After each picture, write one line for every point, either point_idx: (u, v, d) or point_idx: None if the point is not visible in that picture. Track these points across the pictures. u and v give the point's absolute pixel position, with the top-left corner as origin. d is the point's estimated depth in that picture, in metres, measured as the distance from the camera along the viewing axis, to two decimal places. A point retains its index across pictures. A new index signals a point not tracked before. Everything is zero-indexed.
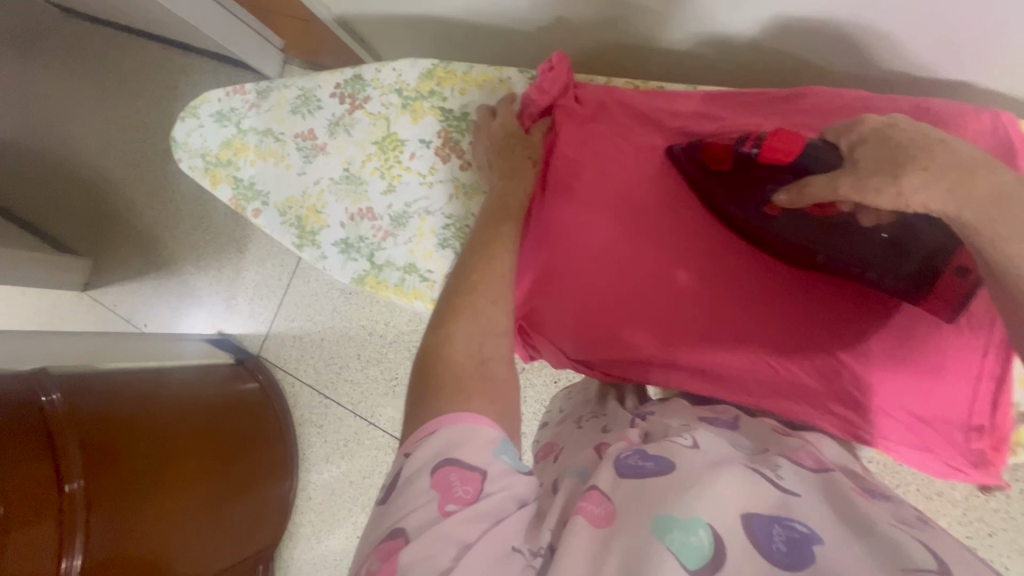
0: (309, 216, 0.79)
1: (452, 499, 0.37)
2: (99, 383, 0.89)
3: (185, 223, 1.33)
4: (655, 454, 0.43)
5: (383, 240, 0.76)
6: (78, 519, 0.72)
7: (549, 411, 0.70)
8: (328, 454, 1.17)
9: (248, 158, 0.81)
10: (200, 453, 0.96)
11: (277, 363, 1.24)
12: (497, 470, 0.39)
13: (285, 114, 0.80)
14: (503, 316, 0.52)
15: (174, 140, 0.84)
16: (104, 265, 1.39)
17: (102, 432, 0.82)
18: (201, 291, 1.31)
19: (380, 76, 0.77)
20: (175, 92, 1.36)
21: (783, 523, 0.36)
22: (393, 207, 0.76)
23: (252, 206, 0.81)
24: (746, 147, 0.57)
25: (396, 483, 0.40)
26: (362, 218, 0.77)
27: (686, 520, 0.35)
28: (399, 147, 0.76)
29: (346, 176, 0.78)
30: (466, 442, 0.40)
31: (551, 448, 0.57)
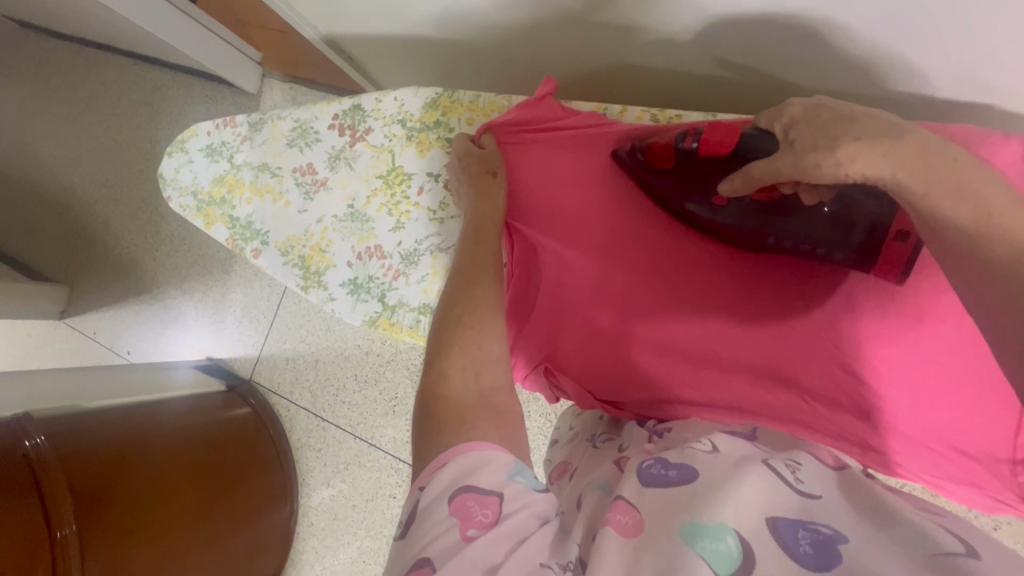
0: (313, 256, 0.76)
1: (473, 523, 0.34)
2: (82, 423, 0.84)
3: (167, 245, 1.28)
4: (679, 463, 0.40)
5: (394, 279, 0.73)
6: (73, 567, 0.68)
7: (559, 429, 0.65)
8: (329, 477, 1.15)
9: (243, 195, 0.78)
10: (193, 486, 0.93)
11: (271, 387, 1.20)
12: (515, 491, 0.36)
13: (281, 147, 0.77)
14: (497, 340, 0.48)
15: (162, 176, 0.81)
16: (82, 292, 1.33)
17: (91, 476, 0.78)
18: (187, 316, 1.27)
19: (380, 106, 0.73)
20: (149, 109, 1.31)
21: (808, 526, 0.32)
22: (403, 245, 0.73)
23: (251, 246, 0.78)
24: (687, 142, 0.56)
25: (412, 521, 0.36)
26: (371, 256, 0.74)
27: (711, 527, 0.31)
28: (406, 181, 0.73)
29: (350, 213, 0.75)
30: (482, 466, 0.36)
31: (565, 467, 0.53)
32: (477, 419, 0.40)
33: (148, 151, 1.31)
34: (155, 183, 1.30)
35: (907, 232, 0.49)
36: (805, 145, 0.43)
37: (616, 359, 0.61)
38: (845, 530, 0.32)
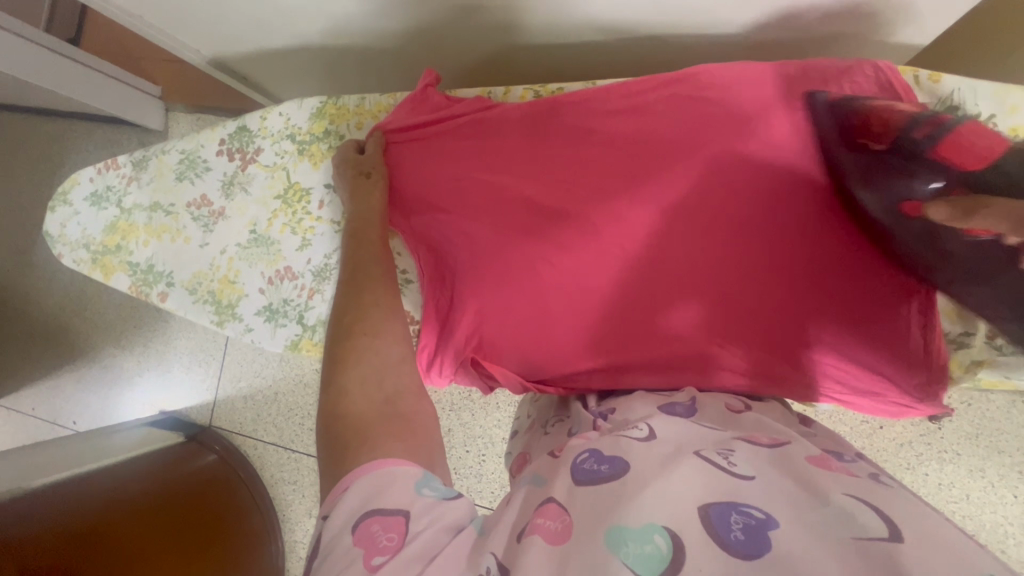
0: (223, 289, 0.73)
1: (378, 550, 0.34)
2: (29, 506, 0.79)
3: (96, 303, 1.21)
4: (611, 457, 0.41)
5: (309, 298, 0.70)
6: None
7: (518, 419, 0.67)
8: (309, 509, 1.12)
9: (139, 239, 0.75)
10: (166, 548, 0.89)
11: (232, 429, 1.16)
12: (422, 506, 0.36)
13: (170, 183, 0.74)
14: (395, 346, 0.51)
15: (48, 233, 0.76)
16: (13, 367, 1.25)
17: (51, 559, 0.73)
18: (131, 372, 1.21)
19: (267, 124, 0.72)
20: (50, 163, 1.23)
21: (741, 510, 0.34)
22: (313, 262, 0.71)
23: (156, 290, 0.74)
24: (919, 133, 0.52)
25: (318, 552, 0.36)
26: (282, 279, 0.71)
27: (640, 529, 0.33)
28: (305, 197, 0.71)
29: (254, 239, 0.72)
30: (390, 486, 0.37)
31: (524, 459, 0.54)
32: (377, 439, 0.41)
33: None
34: None
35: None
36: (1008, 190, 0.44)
37: (529, 342, 0.60)
38: (779, 516, 0.33)
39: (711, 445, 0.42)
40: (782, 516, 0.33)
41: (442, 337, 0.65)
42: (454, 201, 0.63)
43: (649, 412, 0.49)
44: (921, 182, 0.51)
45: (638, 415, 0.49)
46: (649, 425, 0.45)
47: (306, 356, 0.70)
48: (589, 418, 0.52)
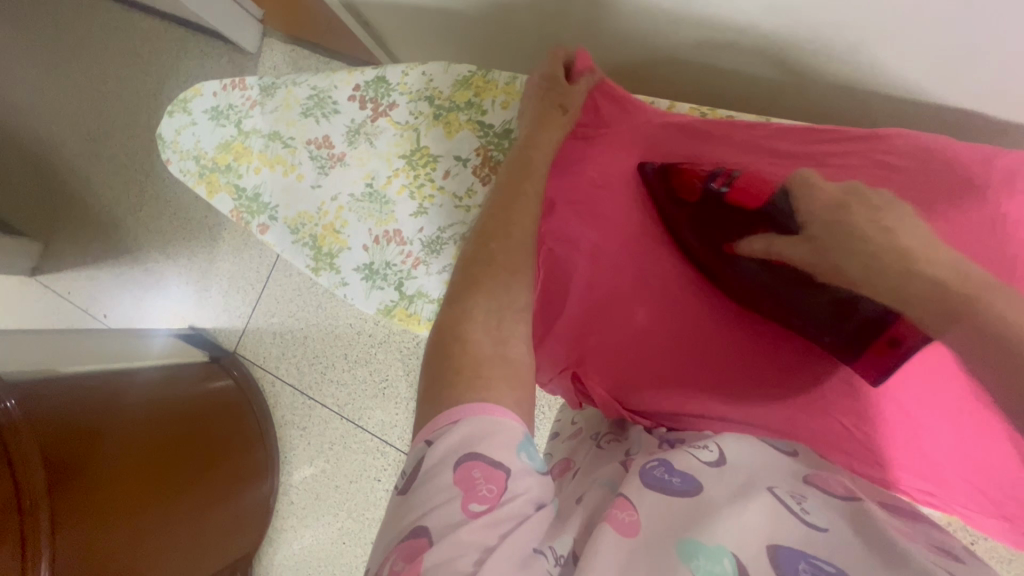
0: (326, 236, 0.72)
1: (475, 497, 0.35)
2: (59, 389, 0.81)
3: (150, 205, 1.22)
4: (682, 471, 0.42)
5: (412, 267, 0.71)
6: (42, 537, 0.66)
7: (558, 421, 0.66)
8: (311, 456, 1.12)
9: (251, 164, 0.74)
10: (175, 460, 0.90)
11: (255, 360, 1.17)
12: (522, 471, 0.37)
13: (295, 116, 0.73)
14: (523, 291, 0.46)
15: (162, 138, 0.76)
16: (57, 248, 1.26)
17: (62, 446, 0.74)
18: (170, 282, 1.21)
19: (407, 80, 0.70)
20: (136, 59, 1.23)
21: (812, 562, 0.34)
22: (424, 232, 0.71)
23: (257, 220, 0.74)
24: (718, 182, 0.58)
25: (415, 475, 0.37)
26: (388, 241, 0.71)
27: (713, 547, 0.33)
28: (431, 163, 0.70)
29: (368, 193, 0.72)
30: (494, 433, 0.37)
31: (568, 464, 0.52)
32: (492, 375, 0.40)
33: (135, 105, 1.23)
34: (139, 140, 1.23)
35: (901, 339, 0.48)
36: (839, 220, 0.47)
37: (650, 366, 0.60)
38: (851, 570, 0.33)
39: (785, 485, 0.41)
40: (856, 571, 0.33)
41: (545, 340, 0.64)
42: (589, 215, 0.65)
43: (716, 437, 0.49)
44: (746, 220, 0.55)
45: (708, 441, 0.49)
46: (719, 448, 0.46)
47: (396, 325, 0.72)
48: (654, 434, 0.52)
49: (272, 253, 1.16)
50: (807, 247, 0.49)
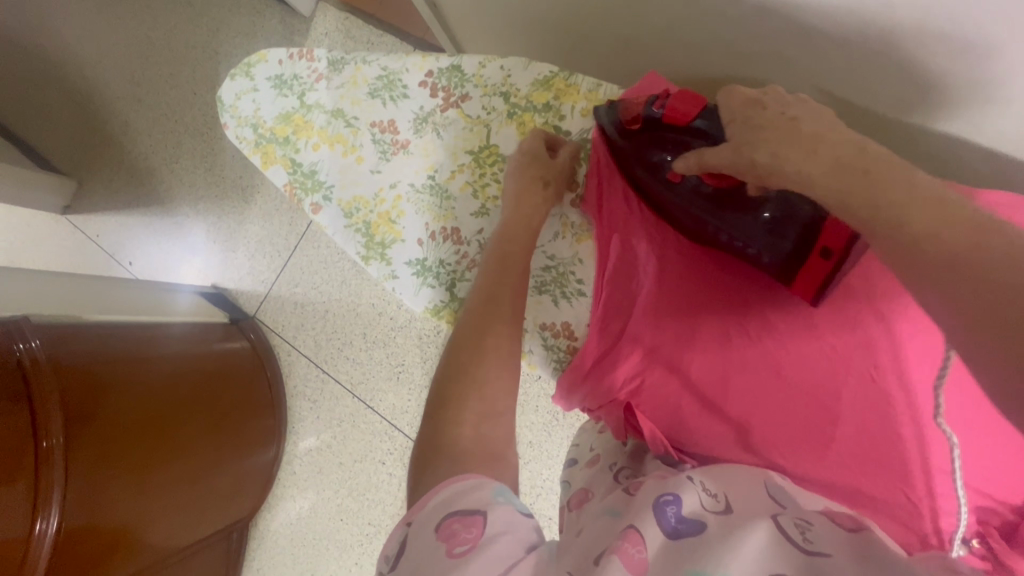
0: (380, 225, 0.71)
1: (459, 541, 0.34)
2: (81, 334, 0.81)
3: (187, 158, 1.21)
4: (689, 510, 0.39)
5: (466, 268, 0.69)
6: (53, 480, 0.66)
7: (577, 446, 0.64)
8: (319, 430, 1.12)
9: (310, 140, 0.72)
10: (187, 417, 0.90)
11: (274, 328, 1.16)
12: (499, 514, 0.36)
13: (361, 95, 0.72)
14: (504, 387, 0.48)
15: (220, 100, 0.74)
16: (90, 190, 1.26)
17: (82, 391, 0.74)
18: (197, 238, 1.21)
19: (483, 71, 0.69)
20: (189, 9, 1.21)
21: None
22: (483, 233, 0.69)
23: (310, 198, 0.72)
24: (655, 106, 0.55)
25: (401, 551, 0.36)
26: (446, 238, 0.69)
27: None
28: (499, 163, 0.69)
29: (430, 186, 0.70)
30: (471, 491, 0.37)
31: (585, 494, 0.51)
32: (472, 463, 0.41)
33: (183, 56, 1.22)
34: (182, 91, 1.22)
35: (830, 250, 0.49)
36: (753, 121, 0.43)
37: (669, 392, 0.58)
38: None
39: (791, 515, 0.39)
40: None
41: (596, 365, 0.62)
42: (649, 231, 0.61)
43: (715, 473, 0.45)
44: (683, 142, 0.54)
45: (716, 478, 0.45)
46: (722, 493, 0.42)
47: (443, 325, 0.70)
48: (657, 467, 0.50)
49: (304, 222, 1.16)
50: (728, 152, 0.45)
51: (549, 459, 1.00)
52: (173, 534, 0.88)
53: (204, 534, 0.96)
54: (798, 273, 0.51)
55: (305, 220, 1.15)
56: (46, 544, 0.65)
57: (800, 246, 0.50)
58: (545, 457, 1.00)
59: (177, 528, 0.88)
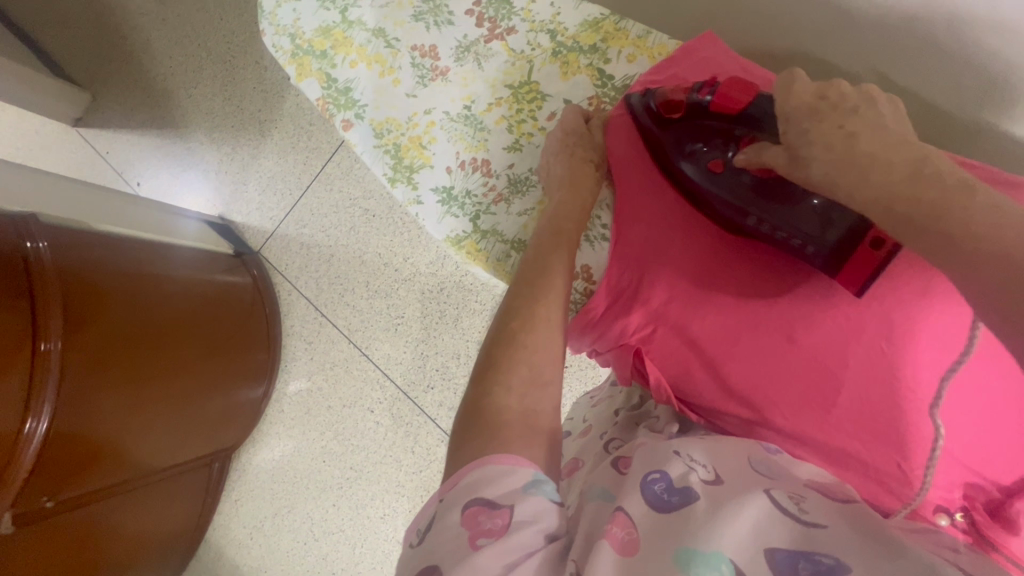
0: (410, 148, 0.72)
1: (483, 532, 0.35)
2: (88, 243, 0.80)
3: (207, 84, 1.19)
4: (683, 485, 0.39)
5: (493, 202, 0.71)
6: (47, 382, 0.67)
7: (572, 420, 0.70)
8: (311, 372, 1.13)
9: (348, 56, 0.72)
10: (183, 340, 0.90)
11: (277, 266, 1.16)
12: (527, 505, 0.36)
13: (405, 18, 0.71)
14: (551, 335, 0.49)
15: (261, 7, 0.73)
16: (103, 105, 1.23)
17: (83, 297, 0.74)
18: (209, 165, 1.19)
19: (533, 7, 0.70)
20: None
21: (809, 557, 0.33)
22: (513, 169, 0.71)
23: (343, 115, 0.72)
24: (701, 94, 0.56)
25: (427, 528, 0.37)
26: (474, 169, 0.71)
27: (711, 556, 0.32)
28: (538, 101, 0.71)
29: (465, 115, 0.72)
30: (502, 478, 0.37)
31: (577, 464, 0.54)
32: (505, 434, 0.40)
33: None
34: (208, 14, 1.19)
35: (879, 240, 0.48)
36: (808, 133, 0.41)
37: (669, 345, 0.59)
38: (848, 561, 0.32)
39: (783, 489, 0.40)
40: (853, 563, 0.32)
41: (608, 312, 0.64)
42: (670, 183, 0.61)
43: (703, 445, 0.46)
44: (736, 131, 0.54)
45: (703, 449, 0.46)
46: (713, 467, 0.43)
47: (462, 256, 0.72)
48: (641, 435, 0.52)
49: (319, 162, 1.15)
50: (784, 158, 0.44)
51: None
52: (157, 454, 0.89)
53: (187, 459, 0.98)
54: (845, 265, 0.49)
55: (321, 160, 1.14)
56: (34, 444, 0.66)
57: (846, 237, 0.49)
58: None
59: (162, 448, 0.89)
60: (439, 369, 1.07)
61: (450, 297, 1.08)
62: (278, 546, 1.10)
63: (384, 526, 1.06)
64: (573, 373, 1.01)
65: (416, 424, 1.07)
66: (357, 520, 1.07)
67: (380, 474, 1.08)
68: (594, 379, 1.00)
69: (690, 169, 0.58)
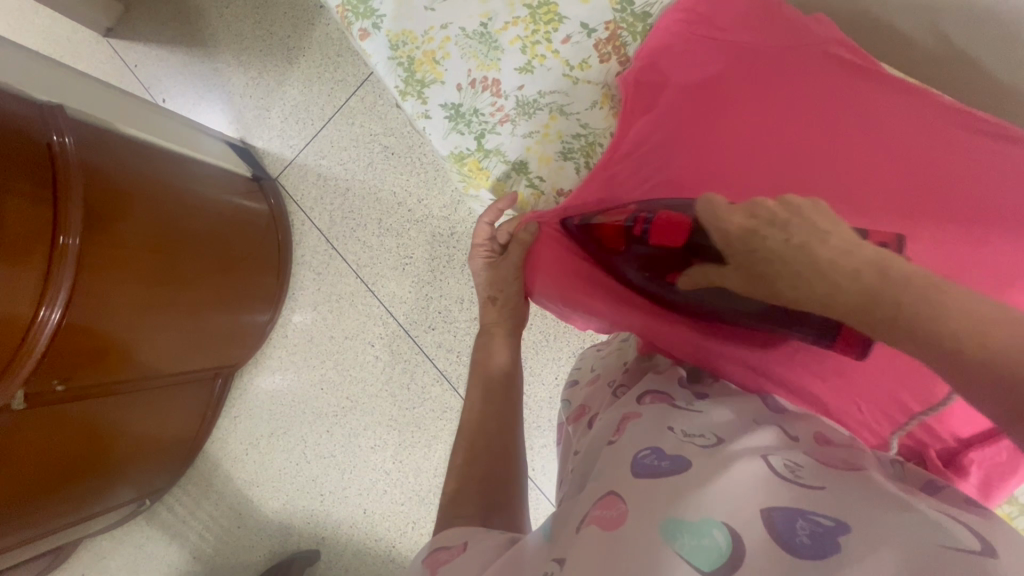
0: (423, 63, 0.79)
1: (441, 563, 0.42)
2: (107, 143, 0.81)
3: (239, 6, 1.18)
4: (674, 454, 0.41)
5: (498, 122, 0.80)
6: (64, 275, 0.69)
7: (578, 368, 0.76)
8: (317, 302, 1.16)
9: None
10: (197, 253, 0.93)
11: (293, 194, 1.18)
12: (477, 540, 0.45)
13: None
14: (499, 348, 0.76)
15: None
16: (136, 18, 1.23)
17: (102, 197, 0.76)
18: (234, 88, 1.20)
19: None
20: None
21: (808, 516, 0.34)
22: (522, 90, 0.79)
23: (361, 25, 0.78)
24: (637, 228, 0.69)
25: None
26: (484, 88, 0.79)
27: (699, 523, 0.33)
28: (554, 23, 0.77)
29: (480, 32, 0.78)
30: (454, 533, 0.46)
31: (584, 411, 0.62)
32: None
33: None
34: None
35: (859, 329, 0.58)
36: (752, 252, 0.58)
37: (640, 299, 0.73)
38: (848, 523, 0.33)
39: (780, 456, 0.42)
40: (851, 523, 0.33)
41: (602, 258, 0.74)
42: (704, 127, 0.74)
43: (706, 418, 0.49)
44: (681, 255, 0.67)
45: (701, 423, 0.48)
46: (717, 436, 0.45)
47: (465, 172, 0.82)
48: (634, 395, 0.55)
49: (343, 95, 1.14)
50: (738, 275, 0.60)
51: (532, 376, 1.04)
52: (165, 356, 0.92)
53: (191, 369, 1.01)
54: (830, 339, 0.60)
55: (345, 94, 1.14)
56: (46, 332, 0.69)
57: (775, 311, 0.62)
58: (529, 373, 1.04)
59: (170, 352, 0.93)
60: (441, 311, 1.10)
61: (459, 242, 1.09)
62: (270, 463, 1.15)
63: (374, 455, 1.11)
64: (573, 331, 1.03)
65: (413, 360, 1.10)
66: (349, 447, 1.12)
67: (376, 406, 1.11)
68: (592, 336, 1.03)
69: (632, 273, 0.71)
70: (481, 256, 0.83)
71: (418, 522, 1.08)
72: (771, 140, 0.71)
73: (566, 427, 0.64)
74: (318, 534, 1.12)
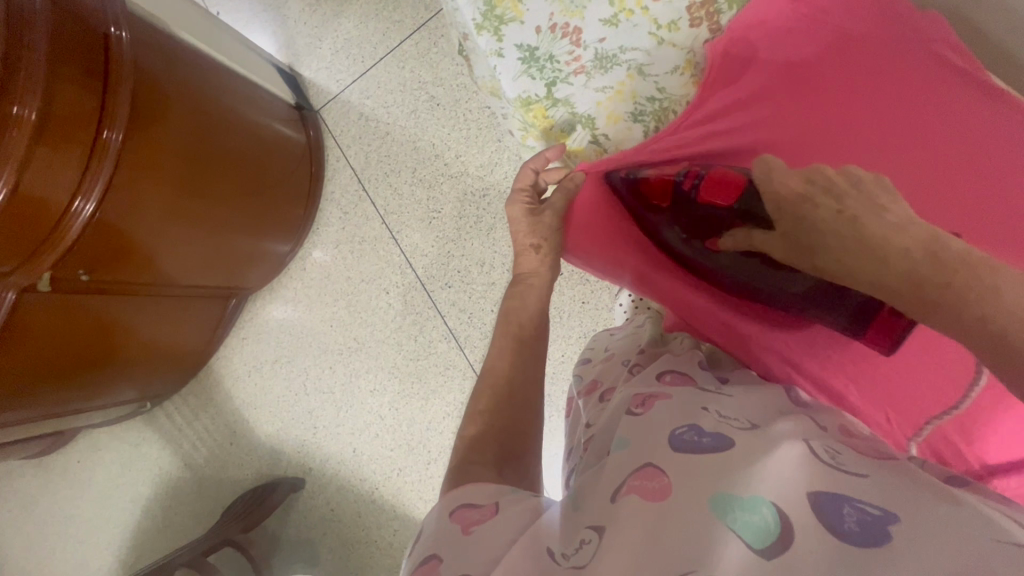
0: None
1: (472, 522, 0.41)
2: (159, 43, 0.79)
3: None
4: (712, 432, 0.42)
5: (573, 72, 0.78)
6: (103, 167, 0.69)
7: (591, 347, 0.75)
8: (340, 241, 1.16)
9: None
10: (233, 171, 0.93)
11: (332, 129, 1.17)
12: (507, 501, 0.44)
13: None
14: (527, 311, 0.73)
15: None
16: None
17: (147, 97, 0.75)
18: (290, 12, 1.17)
19: None
20: None
21: (855, 504, 0.34)
22: (603, 43, 0.77)
23: None
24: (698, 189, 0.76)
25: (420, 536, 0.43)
26: (564, 34, 0.76)
27: (748, 499, 0.34)
28: None
29: None
30: (480, 490, 0.46)
31: (596, 386, 0.62)
32: None
33: None
34: None
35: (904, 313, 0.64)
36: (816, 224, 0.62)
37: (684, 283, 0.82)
38: (896, 513, 0.33)
39: (819, 440, 0.42)
40: (900, 513, 0.33)
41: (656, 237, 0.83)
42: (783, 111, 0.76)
43: (731, 399, 0.49)
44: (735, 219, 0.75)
45: (731, 404, 0.48)
46: (749, 420, 0.45)
47: (531, 118, 0.82)
48: (653, 372, 0.56)
49: (397, 38, 1.12)
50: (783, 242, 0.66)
51: None
52: (183, 268, 0.93)
53: (207, 284, 1.02)
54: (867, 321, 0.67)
55: (400, 37, 1.12)
56: (78, 222, 0.71)
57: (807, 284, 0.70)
58: None
59: (187, 264, 0.93)
60: (460, 271, 1.09)
61: (490, 206, 1.08)
62: (269, 390, 1.17)
63: (371, 399, 1.12)
64: (587, 313, 1.02)
65: (424, 314, 1.11)
66: (349, 386, 1.13)
67: (382, 352, 1.12)
68: (605, 321, 1.02)
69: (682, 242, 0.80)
70: (520, 201, 0.80)
71: (401, 470, 1.10)
72: (856, 129, 0.74)
73: (577, 400, 0.64)
74: (304, 465, 1.14)
